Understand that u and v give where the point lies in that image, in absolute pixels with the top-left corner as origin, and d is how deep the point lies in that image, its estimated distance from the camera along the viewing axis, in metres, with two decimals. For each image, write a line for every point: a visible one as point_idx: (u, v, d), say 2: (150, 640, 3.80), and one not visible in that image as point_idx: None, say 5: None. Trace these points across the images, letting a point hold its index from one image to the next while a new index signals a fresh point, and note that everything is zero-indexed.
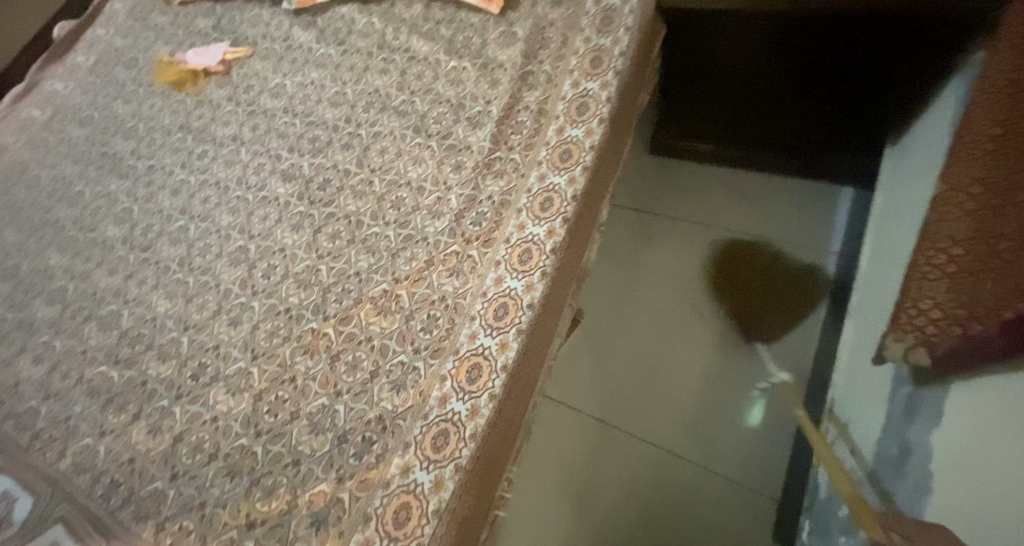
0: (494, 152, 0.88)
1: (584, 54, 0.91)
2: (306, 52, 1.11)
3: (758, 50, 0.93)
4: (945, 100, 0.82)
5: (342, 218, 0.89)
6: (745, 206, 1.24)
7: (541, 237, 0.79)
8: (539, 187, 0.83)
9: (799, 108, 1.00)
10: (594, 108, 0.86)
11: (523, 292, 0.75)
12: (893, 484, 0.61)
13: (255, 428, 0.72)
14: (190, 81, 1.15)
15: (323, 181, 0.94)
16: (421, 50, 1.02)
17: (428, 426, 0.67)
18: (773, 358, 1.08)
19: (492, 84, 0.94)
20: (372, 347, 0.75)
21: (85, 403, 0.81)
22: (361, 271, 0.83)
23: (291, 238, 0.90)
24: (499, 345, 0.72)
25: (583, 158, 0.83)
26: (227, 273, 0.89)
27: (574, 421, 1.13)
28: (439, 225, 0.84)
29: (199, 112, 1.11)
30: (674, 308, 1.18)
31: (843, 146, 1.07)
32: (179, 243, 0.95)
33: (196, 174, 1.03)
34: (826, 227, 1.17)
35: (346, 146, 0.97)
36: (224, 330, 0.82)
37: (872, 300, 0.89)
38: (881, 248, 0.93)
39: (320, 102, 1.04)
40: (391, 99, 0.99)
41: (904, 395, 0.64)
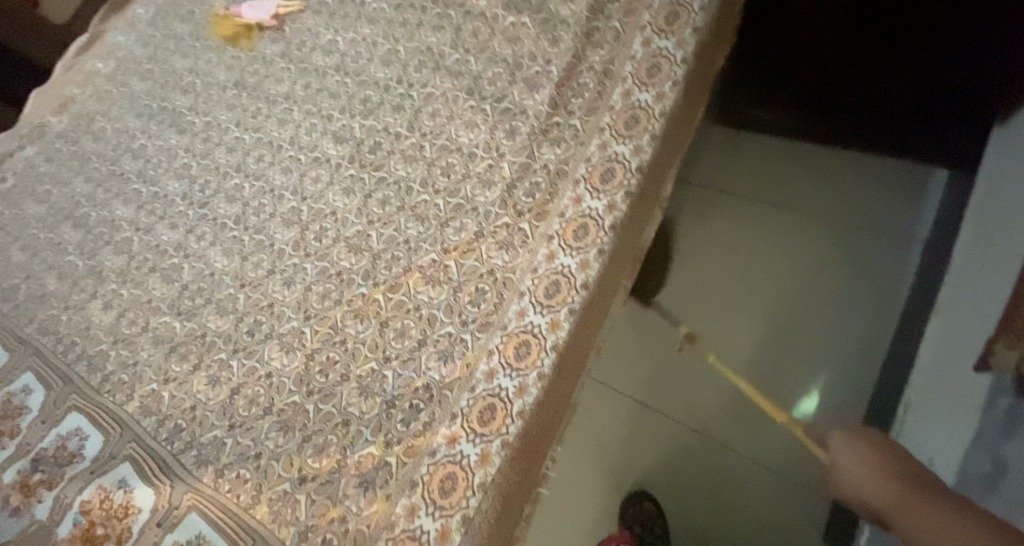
0: (552, 117, 0.83)
1: (658, 8, 0.83)
2: (358, 7, 1.08)
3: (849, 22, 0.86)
4: None
5: (392, 183, 0.88)
6: (818, 188, 1.16)
7: (600, 211, 0.75)
8: (599, 157, 0.78)
9: (899, 80, 0.90)
10: (667, 70, 0.79)
11: (578, 270, 0.72)
12: (981, 499, 0.59)
13: (307, 387, 0.74)
14: (244, 36, 1.14)
15: (374, 143, 0.93)
16: (478, 5, 0.97)
17: (475, 399, 0.67)
18: (832, 352, 1.03)
19: (553, 42, 0.88)
20: (420, 316, 0.75)
21: (150, 350, 0.85)
22: (410, 238, 0.81)
23: (342, 201, 0.89)
24: (550, 323, 0.70)
25: (651, 128, 0.77)
26: (281, 233, 0.90)
27: (616, 400, 1.14)
28: (490, 194, 0.81)
29: (253, 68, 1.11)
30: (727, 295, 1.13)
31: (942, 128, 0.96)
32: (235, 201, 0.96)
33: (251, 132, 1.03)
34: (908, 214, 1.07)
35: (398, 108, 0.94)
36: (277, 289, 0.84)
37: (971, 299, 0.81)
38: (984, 243, 0.84)
39: (372, 60, 1.01)
40: (445, 58, 0.95)
41: (1004, 407, 0.60)
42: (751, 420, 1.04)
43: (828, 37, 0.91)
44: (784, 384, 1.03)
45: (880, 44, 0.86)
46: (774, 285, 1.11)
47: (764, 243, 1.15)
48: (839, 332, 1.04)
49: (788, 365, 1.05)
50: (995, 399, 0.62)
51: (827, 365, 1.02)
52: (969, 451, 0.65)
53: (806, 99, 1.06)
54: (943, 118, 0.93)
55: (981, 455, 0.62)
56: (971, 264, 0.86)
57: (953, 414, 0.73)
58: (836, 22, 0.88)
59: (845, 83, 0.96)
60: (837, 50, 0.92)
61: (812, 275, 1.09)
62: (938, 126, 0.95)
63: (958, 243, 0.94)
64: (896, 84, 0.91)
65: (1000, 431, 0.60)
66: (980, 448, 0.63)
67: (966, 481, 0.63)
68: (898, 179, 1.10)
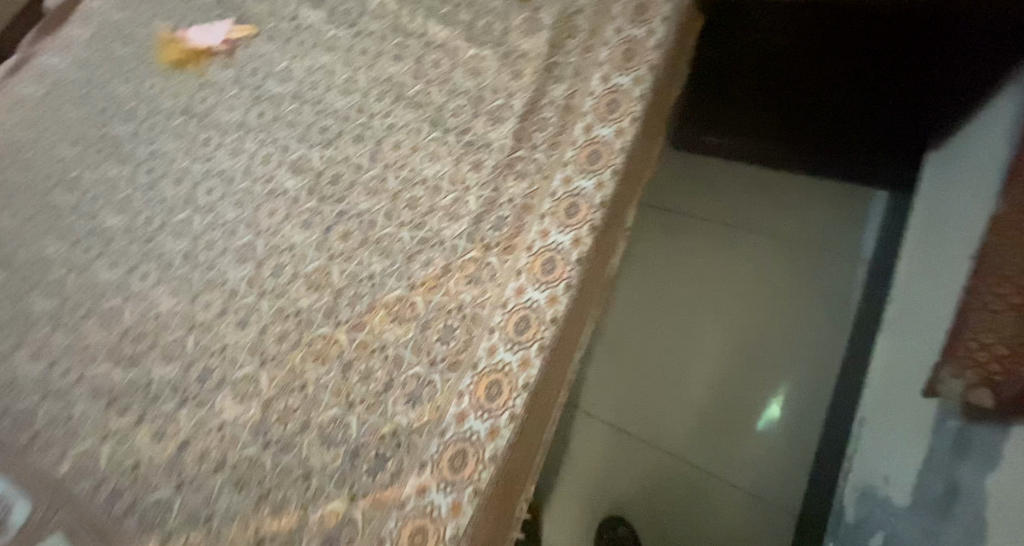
0: (516, 150, 0.83)
1: (615, 45, 0.85)
2: (315, 34, 1.05)
3: (793, 52, 0.90)
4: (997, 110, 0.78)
5: (354, 216, 0.85)
6: (775, 209, 1.20)
7: (566, 245, 0.75)
8: (564, 191, 0.78)
9: (851, 102, 0.93)
10: (625, 105, 0.81)
11: (547, 305, 0.72)
12: (938, 522, 0.61)
13: (264, 438, 0.70)
14: (192, 61, 1.09)
15: (334, 175, 0.90)
16: (438, 36, 0.96)
17: (445, 445, 0.64)
18: (794, 370, 1.06)
19: (515, 75, 0.88)
20: (386, 357, 0.72)
21: (86, 403, 0.78)
22: (373, 274, 0.79)
23: (300, 235, 0.86)
24: (521, 361, 0.69)
25: (613, 162, 0.78)
26: (234, 270, 0.85)
27: (590, 426, 1.14)
28: (457, 227, 0.79)
29: (202, 95, 1.06)
30: (692, 316, 1.16)
31: (884, 147, 1.01)
32: (183, 236, 0.91)
33: (200, 163, 0.98)
34: (856, 233, 1.12)
35: (358, 138, 0.92)
36: (230, 332, 0.79)
37: (919, 316, 0.84)
38: (927, 262, 0.89)
39: (331, 89, 0.99)
40: (406, 88, 0.94)
41: (951, 430, 0.63)
42: (720, 438, 1.05)
43: (776, 65, 0.94)
44: (750, 402, 1.06)
45: (824, 71, 0.90)
46: (735, 303, 1.14)
47: (724, 262, 1.19)
48: (797, 348, 1.07)
49: (753, 383, 1.08)
50: (944, 421, 0.65)
51: (789, 380, 1.06)
52: (923, 470, 0.68)
53: (761, 121, 1.09)
54: (890, 136, 0.97)
55: (935, 475, 0.65)
56: (916, 281, 0.90)
57: (907, 431, 0.75)
58: (778, 55, 0.92)
59: (796, 106, 1.00)
60: (791, 75, 0.94)
61: (771, 292, 1.13)
62: (886, 143, 0.99)
63: (901, 261, 0.98)
64: (851, 105, 0.93)
65: (952, 451, 0.62)
66: (932, 469, 0.65)
67: (922, 501, 0.65)
68: (844, 199, 1.16)
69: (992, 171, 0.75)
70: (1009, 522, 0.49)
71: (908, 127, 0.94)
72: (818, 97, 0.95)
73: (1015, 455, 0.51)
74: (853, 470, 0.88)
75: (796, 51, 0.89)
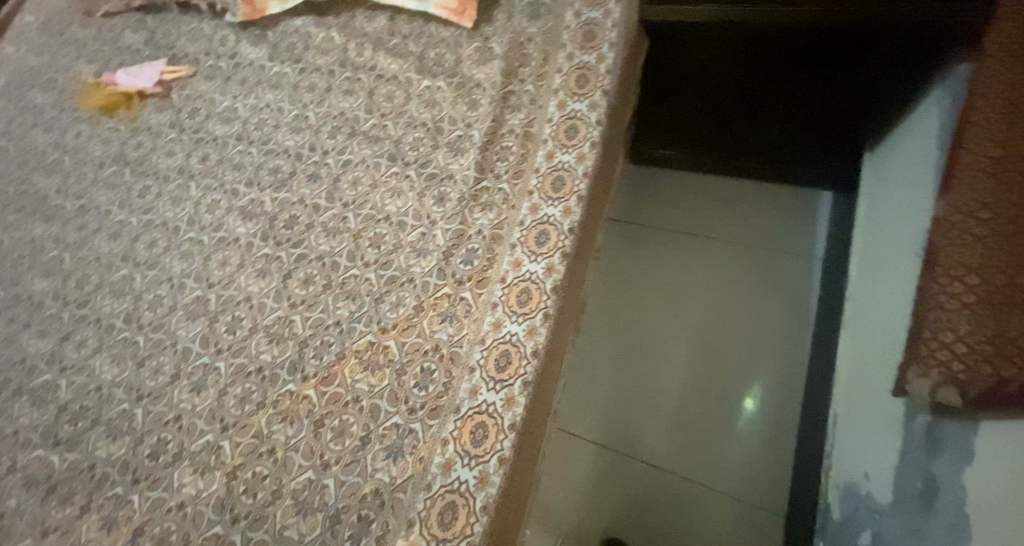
0: (480, 181, 0.81)
1: (568, 72, 0.86)
2: (257, 71, 1.01)
3: (734, 69, 0.92)
4: (925, 112, 0.82)
5: (315, 259, 0.81)
6: (732, 212, 1.23)
7: (540, 274, 0.73)
8: (532, 220, 0.77)
9: (793, 108, 0.96)
10: (583, 131, 0.81)
11: (526, 337, 0.69)
12: (920, 519, 0.62)
13: (231, 513, 0.64)
14: (122, 105, 1.03)
15: (290, 218, 0.85)
16: (389, 68, 0.94)
17: (432, 500, 0.61)
18: (765, 370, 1.08)
19: (472, 106, 0.87)
20: (361, 409, 0.67)
21: (21, 495, 0.70)
22: (341, 320, 0.74)
23: (257, 285, 0.80)
24: (505, 401, 0.66)
25: (577, 188, 0.78)
26: (184, 329, 0.78)
27: (575, 446, 1.12)
28: (426, 264, 0.77)
29: (136, 141, 0.99)
30: (664, 325, 1.17)
31: (823, 148, 1.05)
32: (123, 296, 0.84)
33: (138, 214, 0.91)
34: (807, 231, 1.18)
35: (313, 177, 0.88)
36: (185, 398, 0.73)
37: (874, 311, 0.88)
38: (875, 259, 0.92)
39: (279, 127, 0.94)
40: (361, 123, 0.91)
41: (922, 425, 0.65)
42: (705, 445, 1.06)
43: (719, 81, 0.97)
44: (727, 405, 1.08)
45: (765, 83, 0.93)
46: (703, 308, 1.16)
47: (689, 269, 1.21)
48: (765, 347, 1.10)
49: (728, 386, 1.09)
50: (913, 417, 0.67)
51: (762, 380, 1.08)
52: (900, 466, 0.69)
53: (707, 131, 1.12)
54: (828, 139, 1.02)
55: (912, 471, 0.66)
56: (866, 276, 0.94)
57: (879, 426, 0.77)
58: (720, 74, 0.95)
59: (740, 116, 1.03)
60: (731, 89, 0.97)
61: (735, 294, 1.16)
62: (824, 146, 1.05)
63: (850, 259, 1.03)
64: (790, 112, 0.98)
65: (926, 446, 0.64)
66: (908, 465, 0.67)
67: (903, 497, 0.67)
68: (791, 199, 1.21)
69: (926, 169, 0.79)
70: (987, 522, 0.50)
71: (842, 130, 0.99)
72: (759, 108, 0.99)
73: (985, 451, 0.53)
74: (833, 467, 0.89)
75: (735, 67, 0.92)
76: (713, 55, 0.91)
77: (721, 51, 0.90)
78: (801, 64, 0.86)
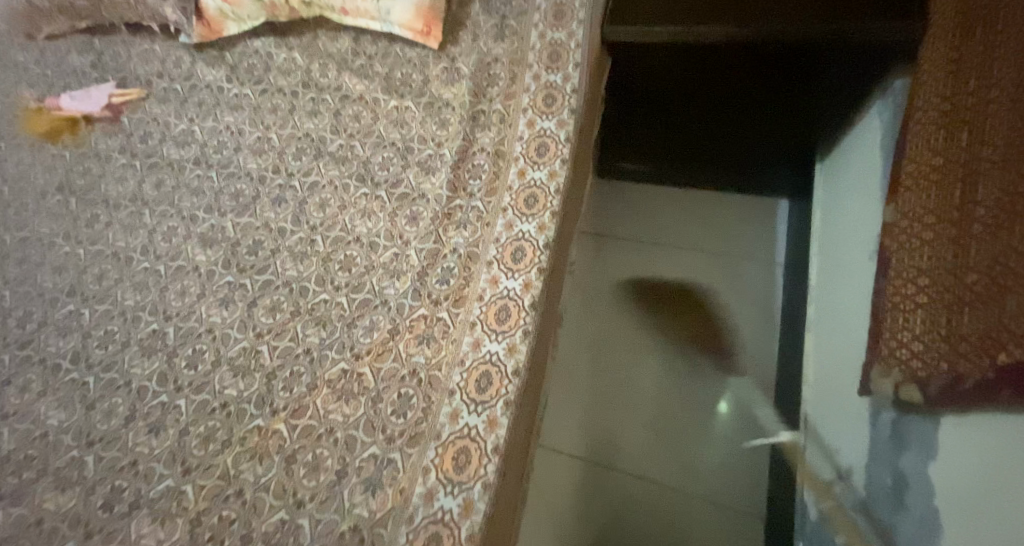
0: (453, 200, 0.81)
1: (535, 91, 0.86)
2: (215, 93, 0.98)
3: (690, 87, 0.95)
4: (871, 124, 0.87)
5: (282, 285, 0.78)
6: (700, 221, 1.27)
7: (517, 291, 0.71)
8: (507, 237, 0.75)
9: (750, 120, 1.00)
10: (553, 148, 0.80)
11: (506, 356, 0.67)
12: (893, 514, 0.64)
13: None
14: (67, 130, 0.97)
15: (254, 243, 0.82)
16: (355, 89, 0.93)
17: (416, 532, 0.58)
18: (739, 375, 1.11)
19: (441, 125, 0.87)
20: (335, 441, 0.64)
21: None
22: (311, 348, 0.71)
23: (219, 315, 0.76)
24: (487, 423, 0.62)
25: (551, 203, 0.77)
26: (139, 366, 0.73)
27: (559, 461, 1.10)
28: (400, 285, 0.75)
29: (83, 167, 0.94)
30: (642, 335, 1.18)
31: (778, 158, 1.10)
32: (71, 334, 0.78)
33: (86, 245, 0.86)
34: (770, 238, 1.22)
35: (277, 201, 0.85)
36: (142, 440, 0.68)
37: (835, 312, 0.91)
38: (833, 263, 0.96)
39: (240, 149, 0.91)
40: (327, 144, 0.89)
41: (886, 422, 0.67)
42: (686, 453, 1.06)
43: (679, 98, 0.99)
44: (706, 412, 1.09)
45: (723, 99, 0.96)
46: (677, 317, 1.18)
47: (661, 278, 1.23)
48: (738, 353, 1.13)
49: (705, 393, 1.10)
50: (878, 415, 0.69)
51: (737, 384, 1.10)
52: (869, 463, 0.71)
53: (672, 146, 1.15)
54: (787, 148, 1.06)
55: (882, 468, 0.68)
56: (826, 280, 0.98)
57: (847, 426, 0.80)
58: (682, 92, 0.97)
59: (700, 129, 1.06)
60: (692, 104, 1.00)
61: (706, 302, 1.18)
62: (780, 156, 1.09)
63: (809, 263, 1.07)
64: (749, 125, 1.01)
65: (892, 442, 0.65)
66: (878, 462, 0.69)
67: (875, 494, 0.68)
68: (753, 208, 1.25)
69: (875, 176, 0.83)
70: (954, 514, 0.52)
71: (799, 139, 1.03)
72: (719, 121, 1.02)
73: (946, 445, 0.55)
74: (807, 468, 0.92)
75: (699, 86, 0.94)
76: (678, 74, 0.93)
77: (679, 70, 0.92)
78: (765, 81, 0.89)
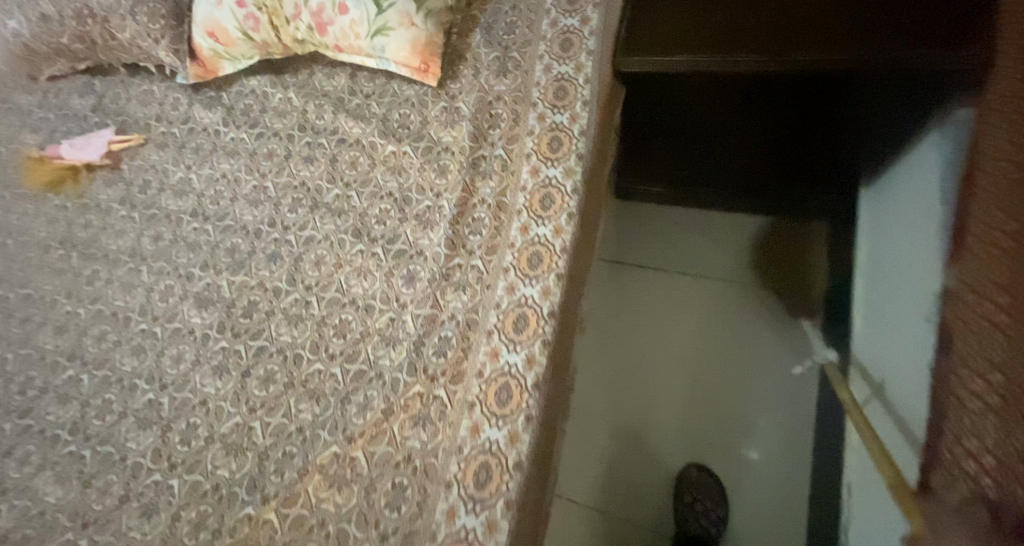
0: (453, 258, 0.75)
1: (539, 134, 0.78)
2: (212, 137, 0.94)
3: (713, 112, 0.86)
4: (927, 156, 0.75)
5: (276, 352, 0.74)
6: (728, 249, 1.17)
7: (520, 366, 0.65)
8: (509, 302, 0.70)
9: (783, 139, 0.89)
10: (559, 200, 0.74)
11: (507, 446, 0.61)
12: None
13: None
14: (69, 179, 0.96)
15: (249, 304, 0.79)
16: (351, 132, 0.88)
17: None
18: (770, 422, 1.03)
19: (440, 173, 0.82)
20: (327, 535, 0.61)
21: None
22: (303, 426, 0.68)
23: (213, 385, 0.73)
24: (486, 524, 0.58)
25: (556, 265, 0.70)
26: (134, 440, 0.72)
27: (574, 513, 1.05)
28: (396, 355, 0.70)
29: (84, 219, 0.92)
30: (663, 374, 1.11)
31: (817, 177, 0.99)
32: (71, 402, 0.77)
33: (86, 304, 0.84)
34: (808, 267, 1.11)
35: (272, 257, 0.82)
36: (136, 524, 0.66)
37: (887, 372, 0.79)
38: (884, 309, 0.84)
39: (236, 200, 0.88)
40: (322, 194, 0.85)
41: None
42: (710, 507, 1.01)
43: (704, 121, 0.89)
44: (733, 462, 1.02)
45: (755, 120, 0.86)
46: (702, 356, 1.11)
47: (687, 314, 1.15)
48: (772, 399, 1.04)
49: (732, 440, 1.04)
50: None
51: (769, 434, 1.02)
52: None
53: (694, 167, 1.06)
54: (822, 170, 0.96)
55: None
56: (875, 328, 0.86)
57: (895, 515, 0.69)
58: (705, 116, 0.88)
59: (727, 148, 0.96)
60: (717, 127, 0.90)
61: (735, 341, 1.10)
62: (819, 175, 0.98)
63: (854, 305, 0.96)
64: (785, 142, 0.90)
65: None
66: None
67: None
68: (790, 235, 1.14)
69: (931, 221, 0.72)
70: None
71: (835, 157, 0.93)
72: (749, 141, 0.92)
73: None
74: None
75: (721, 110, 0.85)
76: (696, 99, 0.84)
77: (700, 97, 0.82)
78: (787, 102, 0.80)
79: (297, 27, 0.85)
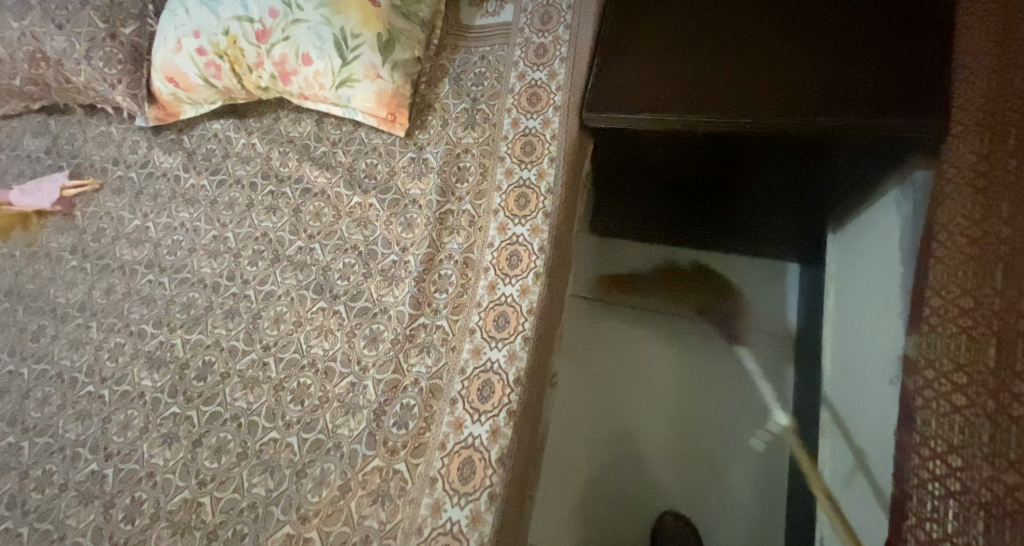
0: (417, 318, 0.72)
1: (507, 190, 0.77)
2: (172, 183, 0.91)
3: (679, 160, 0.83)
4: (888, 208, 0.73)
5: (229, 419, 0.71)
6: (703, 282, 1.13)
7: (484, 438, 0.63)
8: (473, 367, 0.67)
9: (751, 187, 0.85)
10: (526, 259, 0.72)
11: (470, 527, 0.59)
12: None
13: None
14: (18, 226, 0.92)
15: (203, 365, 0.75)
16: (316, 181, 0.86)
17: None
18: (750, 464, 0.99)
19: (406, 226, 0.79)
20: None
21: None
22: (256, 502, 0.65)
23: (162, 455, 0.70)
24: None
25: (522, 327, 0.68)
26: (75, 517, 0.68)
27: None
28: (355, 424, 0.68)
29: (33, 269, 0.88)
30: (640, 414, 1.06)
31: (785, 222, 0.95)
32: (9, 471, 0.72)
33: (31, 363, 0.80)
34: (780, 305, 1.09)
35: (230, 314, 0.79)
36: None
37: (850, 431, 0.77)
38: (849, 362, 0.82)
39: (194, 251, 0.85)
40: (285, 246, 0.82)
41: None
42: None
43: (670, 167, 0.86)
44: (713, 506, 0.98)
45: (721, 167, 0.82)
46: (679, 396, 1.06)
47: (662, 351, 1.10)
48: (751, 439, 1.01)
49: (711, 484, 0.99)
50: None
51: (745, 480, 0.99)
52: None
53: (661, 209, 1.02)
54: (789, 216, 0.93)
55: None
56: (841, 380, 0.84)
57: None
58: (670, 165, 0.85)
59: (694, 193, 0.92)
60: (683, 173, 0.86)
61: (709, 382, 1.06)
62: (786, 223, 0.95)
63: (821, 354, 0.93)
64: (752, 190, 0.86)
65: None
66: None
67: None
68: (755, 274, 1.12)
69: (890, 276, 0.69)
70: None
71: (806, 203, 0.89)
72: (717, 187, 0.88)
73: None
74: None
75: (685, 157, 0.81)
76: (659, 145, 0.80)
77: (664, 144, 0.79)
78: (756, 148, 0.75)
79: (259, 75, 0.83)
